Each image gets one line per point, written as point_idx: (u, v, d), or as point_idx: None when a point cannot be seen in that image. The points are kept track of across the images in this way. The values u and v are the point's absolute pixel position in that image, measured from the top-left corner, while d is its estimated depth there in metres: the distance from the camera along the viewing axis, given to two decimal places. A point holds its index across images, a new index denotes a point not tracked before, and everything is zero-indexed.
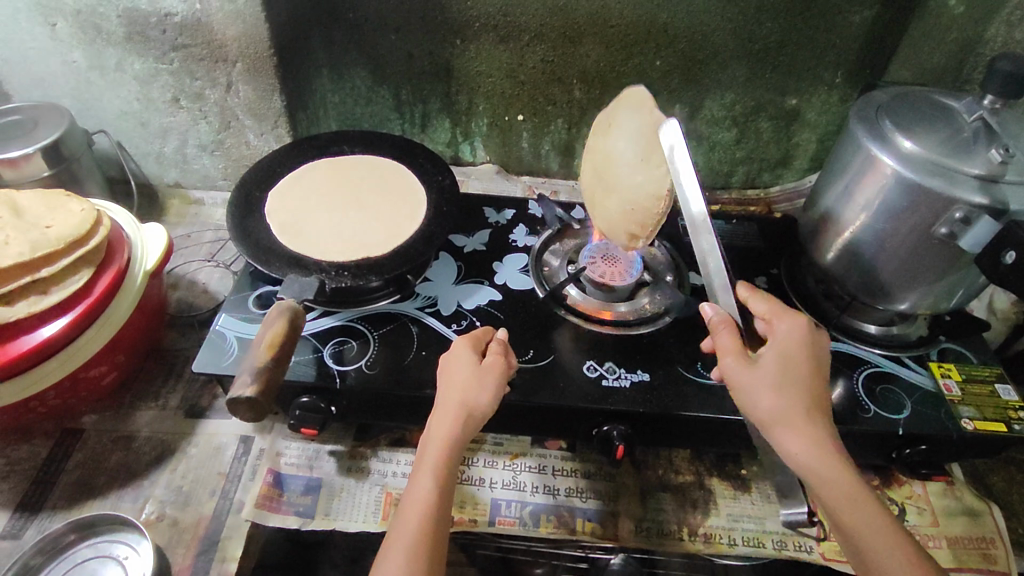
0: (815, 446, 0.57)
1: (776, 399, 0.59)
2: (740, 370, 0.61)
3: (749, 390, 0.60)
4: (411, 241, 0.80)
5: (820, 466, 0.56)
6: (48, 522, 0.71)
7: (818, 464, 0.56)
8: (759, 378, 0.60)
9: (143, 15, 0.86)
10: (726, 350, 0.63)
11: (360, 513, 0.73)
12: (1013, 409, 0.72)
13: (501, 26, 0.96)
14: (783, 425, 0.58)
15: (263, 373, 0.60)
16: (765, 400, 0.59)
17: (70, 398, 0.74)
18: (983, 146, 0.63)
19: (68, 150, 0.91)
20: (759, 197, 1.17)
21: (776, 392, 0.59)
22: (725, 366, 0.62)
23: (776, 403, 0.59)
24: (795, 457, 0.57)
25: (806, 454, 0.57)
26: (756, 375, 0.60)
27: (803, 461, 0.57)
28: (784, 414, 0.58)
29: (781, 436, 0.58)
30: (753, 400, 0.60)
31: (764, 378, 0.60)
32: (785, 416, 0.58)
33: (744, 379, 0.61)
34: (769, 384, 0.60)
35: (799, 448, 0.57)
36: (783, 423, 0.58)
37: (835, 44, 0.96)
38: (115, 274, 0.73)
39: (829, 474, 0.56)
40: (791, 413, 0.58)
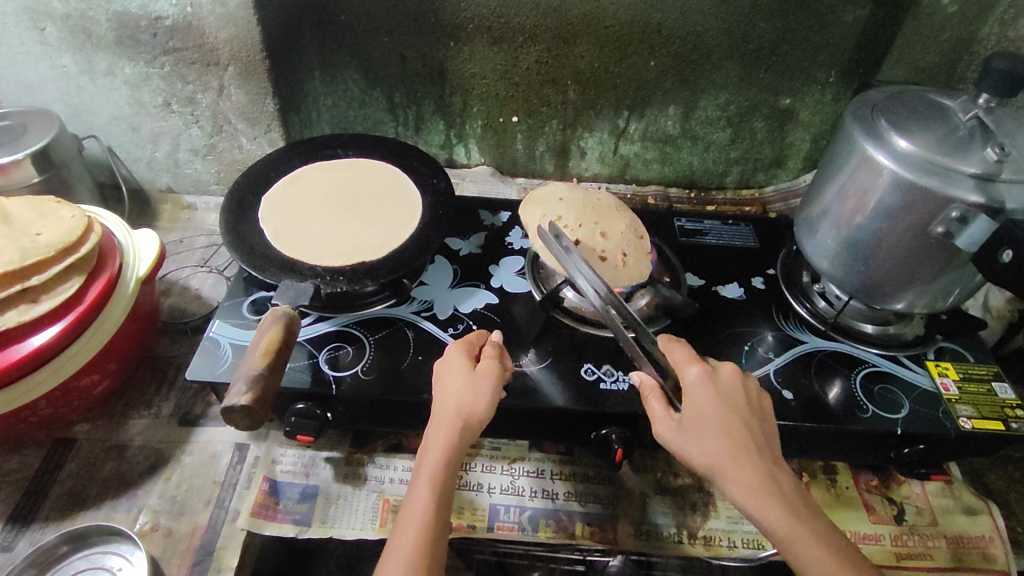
0: (750, 497, 0.56)
1: (705, 456, 0.59)
2: (668, 436, 0.61)
3: (682, 452, 0.60)
4: (407, 245, 0.80)
5: (760, 517, 0.56)
6: (40, 534, 0.70)
7: (758, 516, 0.56)
8: (686, 438, 0.60)
9: (134, 19, 0.85)
10: (652, 418, 0.62)
11: (358, 521, 0.72)
12: (1011, 408, 0.72)
13: (495, 28, 0.96)
14: (721, 479, 0.58)
15: (257, 381, 0.60)
16: (697, 459, 0.59)
17: (62, 407, 0.73)
18: (979, 145, 0.63)
19: (58, 156, 0.90)
20: (753, 197, 1.17)
21: (703, 446, 0.59)
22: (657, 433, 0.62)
23: (704, 461, 0.58)
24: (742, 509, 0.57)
25: (747, 505, 0.57)
26: (683, 437, 0.60)
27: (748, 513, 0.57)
28: (717, 470, 0.58)
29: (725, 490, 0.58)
30: (690, 461, 0.60)
31: (691, 434, 0.60)
32: (719, 471, 0.58)
33: (674, 443, 0.61)
34: (695, 441, 0.59)
35: (740, 500, 0.57)
36: (720, 477, 0.58)
37: (829, 43, 0.96)
38: (107, 281, 0.72)
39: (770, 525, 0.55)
40: (722, 467, 0.58)
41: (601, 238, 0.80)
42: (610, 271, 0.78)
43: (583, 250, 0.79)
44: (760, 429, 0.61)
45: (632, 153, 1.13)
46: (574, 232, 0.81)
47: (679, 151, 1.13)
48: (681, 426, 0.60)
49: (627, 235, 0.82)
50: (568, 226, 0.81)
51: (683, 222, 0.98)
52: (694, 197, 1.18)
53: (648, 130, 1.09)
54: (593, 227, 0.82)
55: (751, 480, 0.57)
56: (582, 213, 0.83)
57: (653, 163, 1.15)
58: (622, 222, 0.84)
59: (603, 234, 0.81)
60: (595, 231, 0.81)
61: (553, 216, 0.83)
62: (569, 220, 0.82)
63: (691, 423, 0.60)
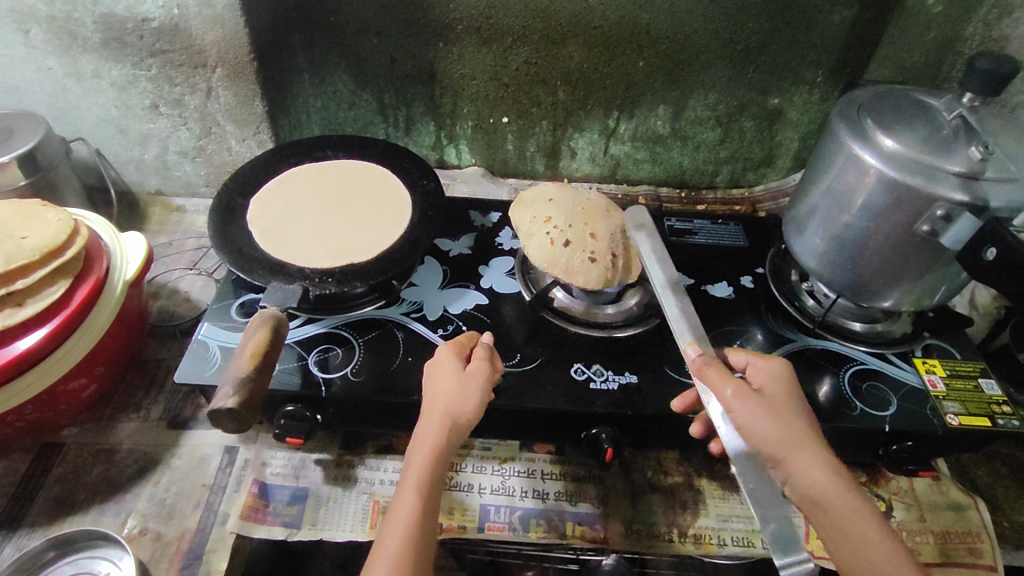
0: (828, 471, 0.55)
1: (786, 430, 0.58)
2: (743, 400, 0.59)
3: (753, 418, 0.58)
4: (396, 246, 0.80)
5: (831, 492, 0.55)
6: (27, 539, 0.70)
7: (831, 492, 0.55)
8: (764, 407, 0.59)
9: (120, 21, 0.85)
10: (720, 380, 0.60)
11: (348, 523, 0.72)
12: (997, 404, 0.73)
13: (484, 29, 0.96)
14: (795, 451, 0.56)
15: (245, 383, 0.59)
16: (770, 427, 0.58)
17: (49, 411, 0.72)
18: (963, 143, 0.64)
19: (45, 158, 0.90)
20: (743, 196, 1.18)
21: (783, 421, 0.58)
22: (725, 397, 0.60)
23: (782, 429, 0.57)
24: (806, 484, 0.55)
25: (818, 480, 0.55)
26: (760, 404, 0.59)
27: (816, 489, 0.55)
28: (795, 441, 0.57)
29: (788, 465, 0.56)
30: (759, 429, 0.58)
31: (766, 406, 0.59)
32: (795, 443, 0.57)
33: (748, 408, 0.58)
34: (772, 410, 0.59)
35: (810, 476, 0.55)
36: (796, 449, 0.57)
37: (817, 43, 0.96)
38: (94, 284, 0.72)
39: (842, 502, 0.54)
40: (799, 439, 0.57)
41: (590, 240, 0.78)
42: (597, 272, 0.76)
43: (571, 253, 0.77)
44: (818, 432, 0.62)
45: (622, 154, 1.14)
46: (564, 233, 0.79)
47: (669, 151, 1.13)
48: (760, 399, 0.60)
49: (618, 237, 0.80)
50: (559, 227, 0.79)
51: (673, 221, 0.99)
52: (684, 196, 1.18)
53: (638, 130, 1.10)
54: (582, 228, 0.79)
55: (830, 462, 0.56)
56: (572, 214, 0.81)
57: (643, 163, 1.15)
58: (616, 223, 0.81)
59: (593, 235, 0.79)
60: (584, 232, 0.79)
61: (544, 218, 0.81)
62: (559, 221, 0.80)
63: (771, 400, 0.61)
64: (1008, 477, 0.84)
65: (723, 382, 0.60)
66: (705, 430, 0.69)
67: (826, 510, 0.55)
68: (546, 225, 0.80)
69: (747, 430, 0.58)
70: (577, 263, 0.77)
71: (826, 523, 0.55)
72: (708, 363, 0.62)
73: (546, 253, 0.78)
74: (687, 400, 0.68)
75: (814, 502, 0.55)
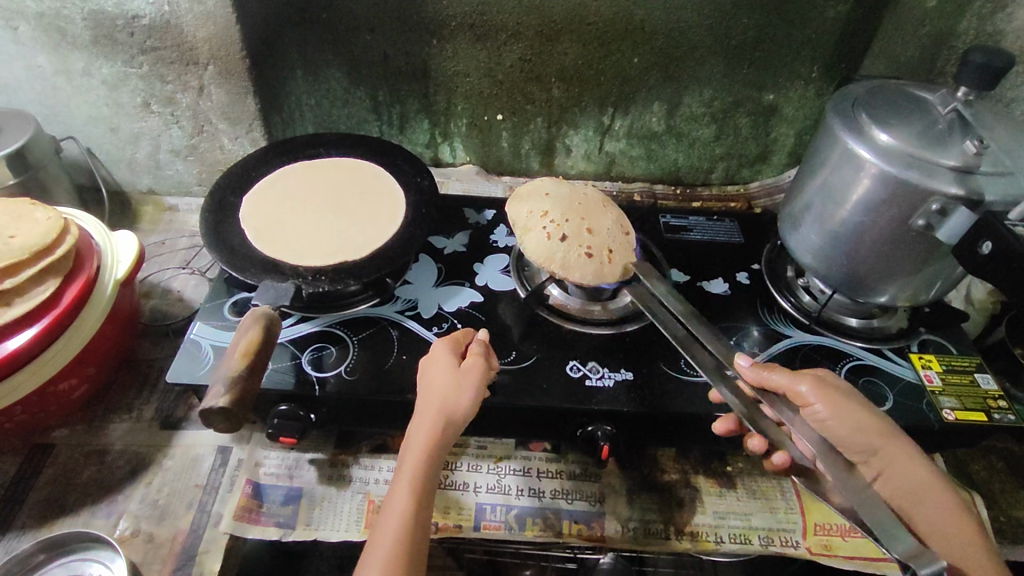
0: (918, 461, 0.62)
1: (876, 423, 0.63)
2: (822, 395, 0.63)
3: (839, 414, 0.63)
4: (390, 244, 0.79)
5: (924, 479, 0.61)
6: (17, 542, 0.69)
7: (926, 479, 0.61)
8: (847, 404, 0.63)
9: (110, 17, 0.84)
10: (795, 379, 0.64)
11: (343, 522, 0.72)
12: (992, 399, 0.73)
13: (478, 25, 0.95)
14: (889, 442, 0.62)
15: (236, 381, 0.59)
16: (861, 421, 0.62)
17: (39, 412, 0.71)
18: (958, 137, 0.63)
19: (34, 157, 0.89)
20: (738, 192, 1.17)
21: (869, 416, 0.63)
22: (801, 394, 0.63)
23: (872, 422, 0.62)
24: (902, 473, 0.61)
25: (913, 469, 0.61)
26: (843, 400, 0.64)
27: (912, 477, 0.61)
28: (887, 434, 0.62)
29: (884, 455, 0.62)
30: (850, 424, 0.62)
31: (849, 402, 0.64)
32: (887, 435, 0.62)
33: (833, 406, 0.63)
34: (857, 406, 0.63)
35: (905, 466, 0.61)
36: (889, 441, 0.62)
37: (811, 38, 0.96)
38: (84, 283, 0.71)
39: (933, 487, 0.61)
40: (888, 431, 0.63)
41: (586, 235, 0.79)
42: (594, 267, 0.76)
43: (568, 247, 0.77)
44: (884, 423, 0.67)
45: (617, 151, 1.13)
46: (561, 228, 0.79)
47: (664, 148, 1.13)
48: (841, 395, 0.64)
49: (614, 233, 0.80)
50: (556, 221, 0.80)
51: (668, 218, 0.98)
52: (680, 194, 1.18)
53: (633, 127, 1.09)
54: (579, 223, 0.80)
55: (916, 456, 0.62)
56: (569, 209, 0.81)
57: (638, 160, 1.15)
58: (611, 219, 0.82)
59: (589, 231, 0.79)
60: (581, 227, 0.79)
61: (540, 212, 0.81)
62: (556, 216, 0.80)
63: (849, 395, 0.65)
64: (1004, 472, 0.84)
65: (799, 380, 0.64)
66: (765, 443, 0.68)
67: (920, 496, 0.61)
68: (543, 219, 0.80)
69: (834, 426, 0.62)
70: (574, 258, 0.77)
71: (919, 510, 0.61)
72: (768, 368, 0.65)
73: (542, 246, 0.78)
74: (728, 421, 0.68)
75: (910, 490, 0.61)
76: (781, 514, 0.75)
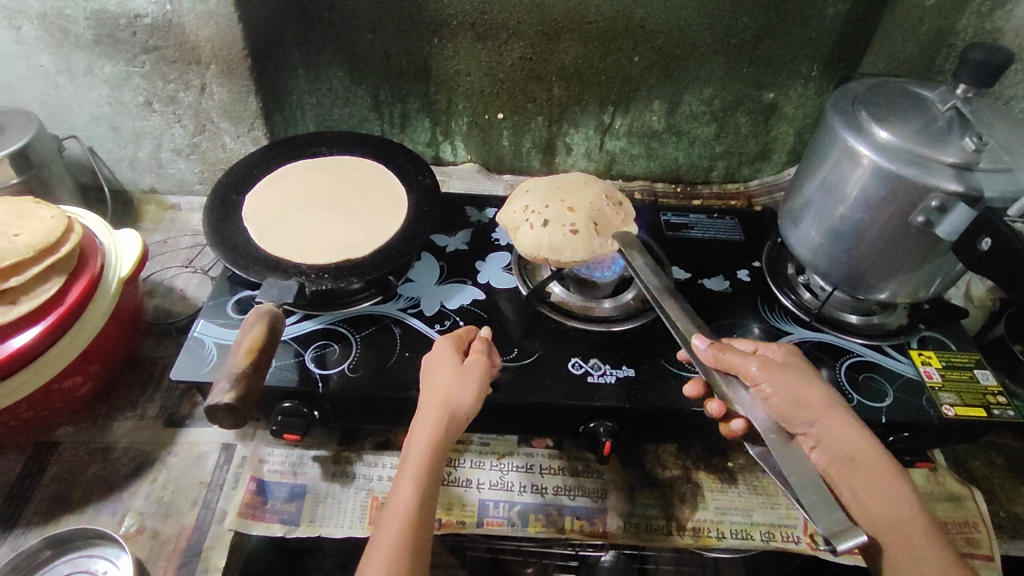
0: (854, 430, 0.61)
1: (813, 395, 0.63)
2: (769, 373, 0.62)
3: (786, 389, 0.62)
4: (392, 242, 0.79)
5: (862, 448, 0.60)
6: (22, 539, 0.69)
7: (862, 447, 0.60)
8: (793, 378, 0.63)
9: (112, 17, 0.84)
10: (744, 360, 0.62)
11: (346, 519, 0.72)
12: (992, 395, 0.73)
13: (479, 24, 0.96)
14: (828, 414, 0.62)
15: (241, 378, 0.59)
16: (803, 394, 0.62)
17: (44, 410, 0.72)
18: (957, 134, 0.64)
19: (37, 156, 0.89)
20: (739, 191, 1.18)
21: (807, 389, 0.63)
22: (751, 374, 0.61)
23: (815, 395, 0.62)
24: (838, 442, 0.61)
25: (850, 438, 0.61)
26: (791, 375, 0.64)
27: (847, 447, 0.60)
28: (828, 405, 0.62)
29: (821, 426, 0.61)
30: (793, 398, 0.62)
31: (794, 377, 0.63)
32: (827, 407, 0.62)
33: (777, 382, 0.62)
34: (800, 380, 0.63)
35: (842, 436, 0.61)
36: (824, 412, 0.62)
37: (811, 37, 0.97)
38: (88, 281, 0.71)
39: (870, 456, 0.60)
40: (829, 404, 0.62)
41: (569, 213, 0.79)
42: (583, 244, 0.76)
43: (552, 231, 0.77)
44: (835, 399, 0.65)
45: (618, 149, 1.14)
46: (543, 215, 0.79)
47: (665, 146, 1.13)
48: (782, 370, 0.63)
49: (598, 205, 0.81)
50: (537, 211, 0.80)
51: (669, 216, 0.99)
52: (680, 192, 1.18)
53: (634, 125, 1.10)
54: (559, 205, 0.80)
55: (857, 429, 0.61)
56: (549, 196, 0.81)
57: (639, 159, 1.15)
58: (593, 193, 0.82)
59: (571, 209, 0.79)
60: (562, 208, 0.79)
61: (522, 207, 0.81)
62: (537, 206, 0.80)
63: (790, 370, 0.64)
64: (1004, 468, 0.85)
65: (745, 360, 0.62)
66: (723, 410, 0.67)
67: (856, 465, 0.60)
68: (525, 213, 0.80)
69: (781, 401, 0.62)
70: (561, 239, 0.77)
71: (855, 478, 0.60)
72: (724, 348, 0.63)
73: (529, 239, 0.78)
74: (698, 385, 0.69)
75: (846, 459, 0.60)
76: (781, 510, 0.76)
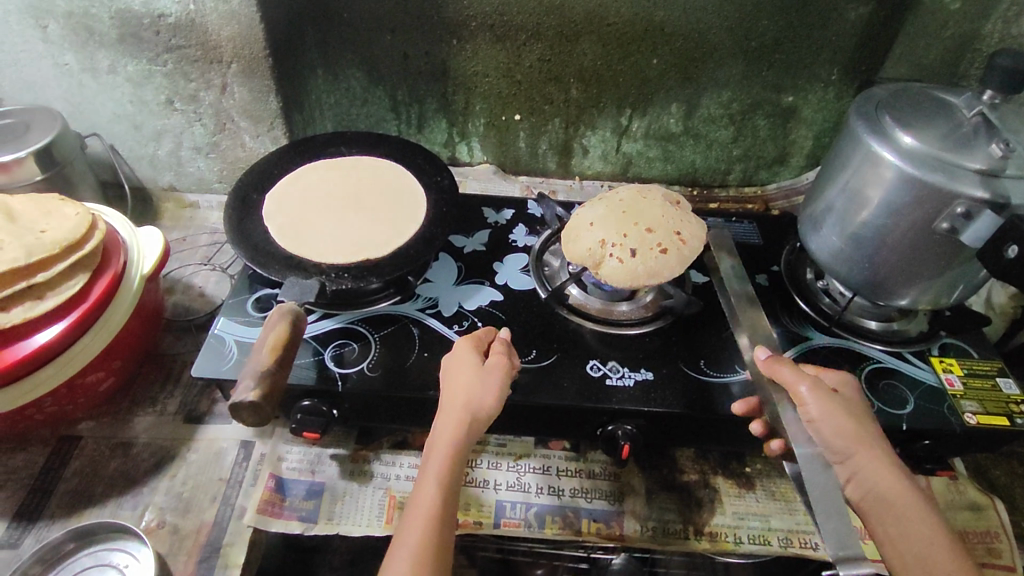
0: (893, 471, 0.58)
1: (848, 430, 0.59)
2: (818, 397, 0.61)
3: (829, 417, 0.60)
4: (412, 242, 0.80)
5: (898, 489, 0.57)
6: (46, 531, 0.70)
7: (899, 489, 0.57)
8: (839, 407, 0.61)
9: (136, 16, 0.85)
10: (796, 377, 0.62)
11: (364, 517, 0.72)
12: (1015, 403, 0.72)
13: (498, 25, 0.96)
14: (864, 449, 0.59)
15: (265, 378, 0.59)
16: (845, 425, 0.59)
17: (67, 404, 0.73)
18: (984, 141, 0.63)
19: (61, 153, 0.90)
20: (756, 194, 1.18)
21: (842, 418, 0.60)
22: (800, 393, 0.61)
23: (857, 429, 0.59)
24: (871, 479, 0.58)
25: (886, 476, 0.58)
26: (838, 404, 0.61)
27: (883, 487, 0.57)
28: (863, 441, 0.59)
29: (856, 460, 0.58)
30: (832, 426, 0.60)
31: (843, 407, 0.61)
32: (865, 442, 0.59)
33: (826, 408, 0.60)
34: (849, 412, 0.61)
35: (878, 474, 0.58)
36: (863, 446, 0.59)
37: (831, 41, 0.96)
38: (112, 278, 0.72)
39: (907, 501, 0.57)
40: (869, 440, 0.60)
41: (650, 234, 0.76)
42: (676, 259, 0.75)
43: (644, 257, 0.74)
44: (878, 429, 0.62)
45: (635, 151, 1.14)
46: (625, 244, 0.75)
47: (682, 149, 1.13)
48: (820, 392, 0.61)
49: (670, 215, 0.79)
50: (616, 241, 0.76)
51: None
52: (697, 195, 1.18)
53: (651, 127, 1.09)
54: (636, 229, 0.77)
55: (892, 468, 0.58)
56: (619, 223, 0.77)
57: (655, 161, 1.15)
58: (656, 205, 0.80)
59: (649, 230, 0.76)
60: (640, 231, 0.76)
61: (597, 242, 0.76)
62: (612, 236, 0.76)
63: (835, 398, 0.61)
64: None
65: (797, 379, 0.62)
66: (766, 430, 0.68)
67: (891, 506, 0.57)
68: (604, 247, 0.76)
69: (823, 427, 0.60)
70: (655, 262, 0.74)
71: (886, 518, 0.57)
72: (780, 362, 0.64)
73: (623, 271, 0.74)
74: (746, 403, 0.69)
75: (879, 498, 0.57)
76: (800, 516, 0.75)
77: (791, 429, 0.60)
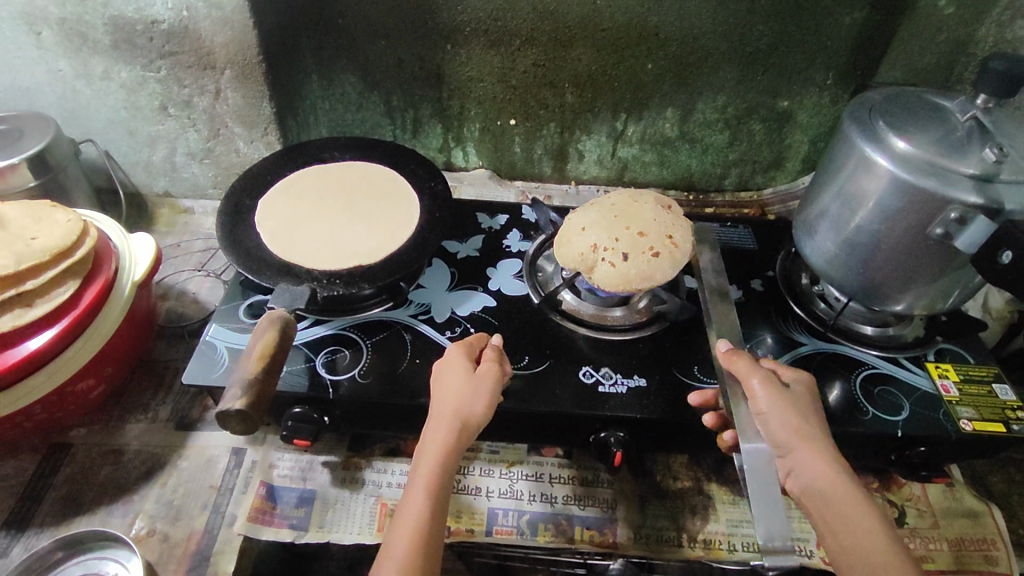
0: (835, 466, 0.56)
1: (792, 425, 0.58)
2: (768, 391, 0.60)
3: (776, 412, 0.59)
4: (404, 248, 0.79)
5: (839, 484, 0.55)
6: (35, 540, 0.70)
7: (839, 485, 0.55)
8: (788, 402, 0.60)
9: (130, 23, 0.85)
10: (749, 371, 0.62)
11: (355, 525, 0.72)
12: (1011, 410, 0.72)
13: (491, 31, 0.96)
14: (808, 444, 0.57)
15: (253, 385, 0.59)
16: (789, 421, 0.59)
17: (57, 412, 0.72)
18: (977, 145, 0.62)
19: (55, 160, 0.90)
20: (752, 199, 1.17)
21: (787, 413, 0.59)
22: (751, 387, 0.61)
23: (803, 423, 0.58)
24: (812, 474, 0.56)
25: (827, 472, 0.56)
26: (787, 399, 0.60)
27: (821, 481, 0.56)
28: (806, 436, 0.58)
29: (798, 455, 0.57)
30: (778, 420, 0.59)
31: (791, 403, 0.60)
32: (810, 439, 0.58)
33: (774, 402, 0.60)
34: (797, 408, 0.60)
35: (821, 470, 0.56)
36: (801, 440, 0.58)
37: (827, 45, 0.96)
38: (102, 285, 0.72)
39: (850, 496, 0.55)
40: (815, 437, 0.58)
41: (642, 237, 0.76)
42: (668, 261, 0.75)
43: (636, 261, 0.74)
44: (827, 428, 0.60)
45: (630, 156, 1.13)
46: (616, 247, 0.75)
47: (677, 153, 1.13)
48: (770, 386, 0.61)
49: (661, 218, 0.79)
50: (609, 245, 0.75)
51: None
52: (693, 199, 1.17)
53: (647, 132, 1.09)
54: (628, 233, 0.76)
55: (836, 465, 0.56)
56: (611, 228, 0.77)
57: (651, 166, 1.15)
58: (647, 208, 0.80)
59: (641, 233, 0.76)
60: (632, 235, 0.76)
61: (589, 246, 0.76)
62: (604, 240, 0.76)
63: (784, 393, 0.61)
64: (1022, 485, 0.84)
65: (750, 373, 0.62)
66: (718, 422, 0.67)
67: (830, 502, 0.55)
68: (596, 251, 0.75)
69: (771, 421, 0.59)
70: (648, 265, 0.74)
71: (826, 511, 0.55)
72: (736, 355, 0.64)
73: (616, 276, 0.73)
74: (703, 394, 0.69)
75: (818, 491, 0.56)
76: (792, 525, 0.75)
77: (742, 422, 0.60)
